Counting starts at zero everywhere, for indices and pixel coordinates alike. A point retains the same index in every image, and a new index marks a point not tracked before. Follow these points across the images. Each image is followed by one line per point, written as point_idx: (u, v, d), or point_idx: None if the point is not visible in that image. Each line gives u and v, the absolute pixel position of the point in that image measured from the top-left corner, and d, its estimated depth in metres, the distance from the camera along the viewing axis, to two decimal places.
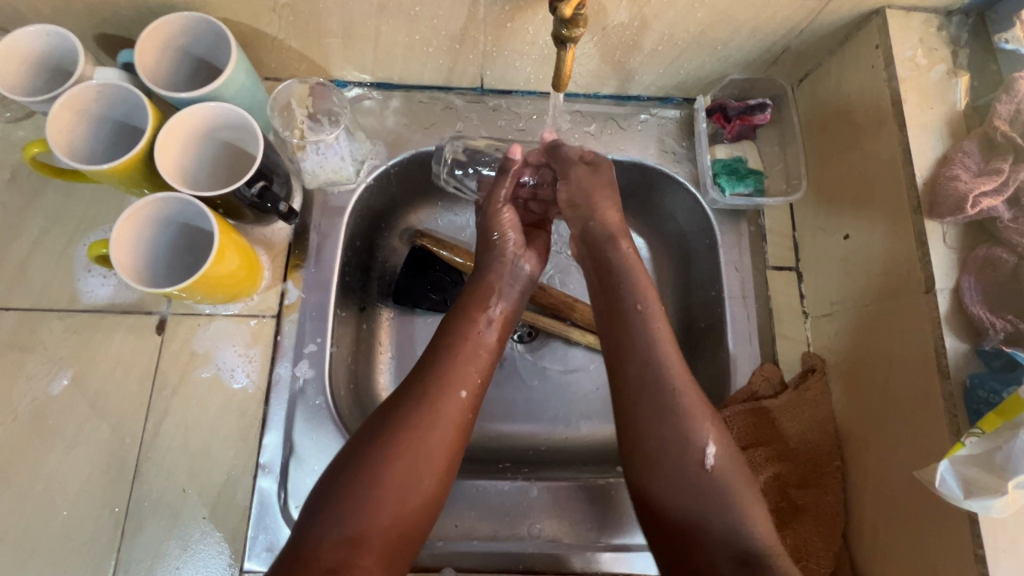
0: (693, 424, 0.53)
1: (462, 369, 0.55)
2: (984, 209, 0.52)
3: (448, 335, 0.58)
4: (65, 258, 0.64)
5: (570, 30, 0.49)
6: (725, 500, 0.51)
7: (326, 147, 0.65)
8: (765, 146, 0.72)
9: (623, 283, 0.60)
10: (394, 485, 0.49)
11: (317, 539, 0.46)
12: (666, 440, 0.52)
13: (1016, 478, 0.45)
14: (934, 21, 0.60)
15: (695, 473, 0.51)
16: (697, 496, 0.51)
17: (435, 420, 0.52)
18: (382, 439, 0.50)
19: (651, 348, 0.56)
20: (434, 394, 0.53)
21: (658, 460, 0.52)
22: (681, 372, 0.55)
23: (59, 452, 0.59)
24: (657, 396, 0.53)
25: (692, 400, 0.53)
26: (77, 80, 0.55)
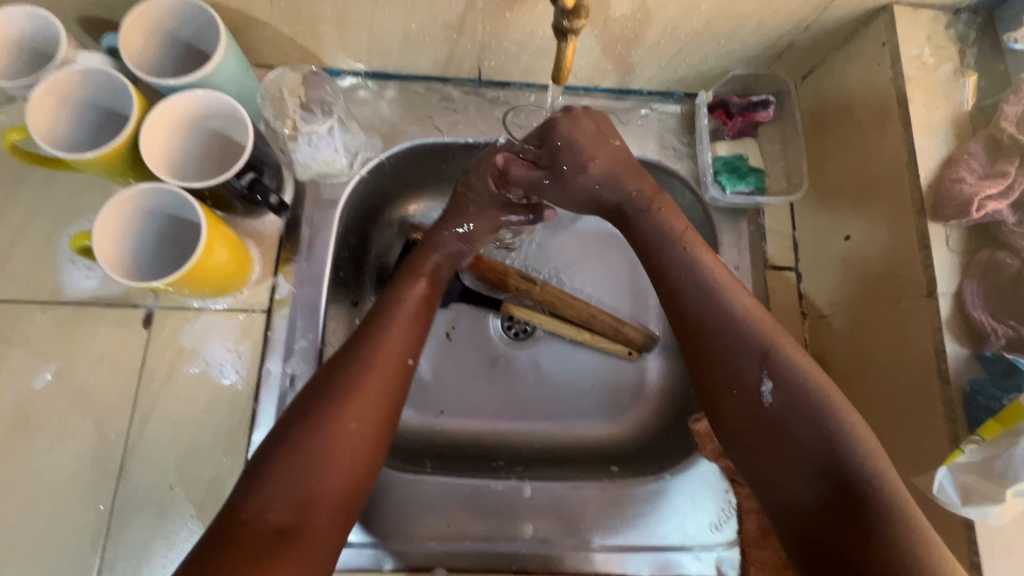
0: (766, 346, 0.47)
1: (399, 335, 0.55)
2: (989, 212, 0.51)
3: (388, 301, 0.57)
4: (48, 249, 0.63)
5: (571, 22, 0.48)
6: (809, 434, 0.44)
7: (318, 138, 0.63)
8: (767, 143, 0.70)
9: (659, 238, 0.54)
10: (344, 443, 0.47)
11: (263, 504, 0.43)
12: (728, 373, 0.48)
13: (1015, 486, 0.44)
14: (942, 19, 0.59)
15: (755, 407, 0.46)
16: (770, 428, 0.45)
17: (372, 375, 0.51)
18: (321, 399, 0.49)
19: (706, 286, 0.51)
20: (374, 358, 0.52)
21: (722, 390, 0.48)
22: (752, 306, 0.50)
23: (43, 448, 0.58)
24: (719, 330, 0.49)
25: (766, 325, 0.48)
26: (59, 64, 0.53)
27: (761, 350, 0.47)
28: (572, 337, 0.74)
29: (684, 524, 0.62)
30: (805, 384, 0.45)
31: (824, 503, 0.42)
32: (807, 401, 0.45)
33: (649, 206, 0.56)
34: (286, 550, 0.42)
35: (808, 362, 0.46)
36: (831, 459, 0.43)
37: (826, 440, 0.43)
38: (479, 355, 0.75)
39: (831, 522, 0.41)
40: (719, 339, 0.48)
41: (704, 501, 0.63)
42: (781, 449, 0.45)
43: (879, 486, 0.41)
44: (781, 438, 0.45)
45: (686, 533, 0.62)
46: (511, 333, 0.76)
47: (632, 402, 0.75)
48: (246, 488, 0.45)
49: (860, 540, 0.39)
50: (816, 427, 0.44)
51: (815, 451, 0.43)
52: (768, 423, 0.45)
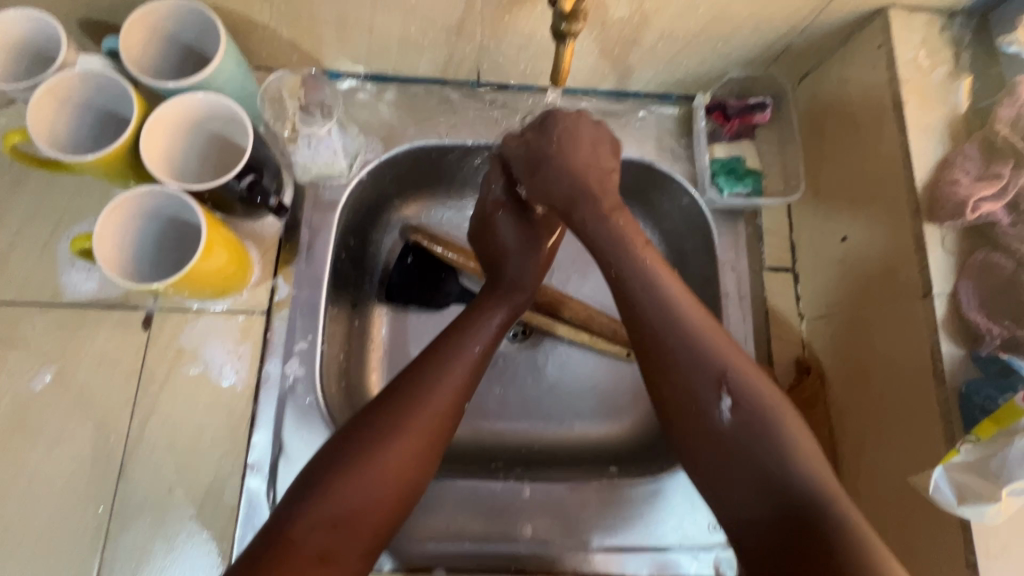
0: (718, 359, 0.48)
1: (464, 369, 0.54)
2: (984, 214, 0.51)
3: (456, 326, 0.57)
4: (48, 251, 0.63)
5: (569, 25, 0.48)
6: (763, 445, 0.45)
7: (317, 141, 0.64)
8: (764, 145, 0.71)
9: (608, 247, 0.54)
10: (389, 475, 0.48)
11: (304, 527, 0.44)
12: (685, 389, 0.48)
13: (1010, 486, 0.44)
14: (937, 22, 0.59)
15: (713, 427, 0.47)
16: (728, 450, 0.46)
17: (429, 412, 0.50)
18: (379, 430, 0.49)
19: (661, 299, 0.50)
20: (434, 391, 0.51)
21: (675, 411, 0.49)
22: (704, 321, 0.50)
23: (42, 450, 0.58)
24: (672, 346, 0.49)
25: (712, 339, 0.49)
26: (60, 66, 0.53)
27: (715, 366, 0.48)
28: (571, 339, 0.74)
29: (682, 524, 0.63)
30: (758, 398, 0.47)
31: (776, 514, 0.43)
32: (756, 413, 0.46)
33: (603, 213, 0.55)
34: (325, 572, 0.44)
35: (760, 376, 0.48)
36: (780, 471, 0.44)
37: (782, 455, 0.45)
38: None
39: (781, 536, 0.43)
40: (674, 354, 0.49)
41: (702, 501, 0.63)
42: (735, 461, 0.46)
43: (825, 497, 0.43)
44: (734, 452, 0.46)
45: (685, 533, 0.62)
46: (508, 335, 0.76)
47: (631, 403, 0.75)
48: (289, 506, 0.46)
49: (808, 553, 0.41)
50: (773, 439, 0.45)
51: (773, 468, 0.44)
52: (728, 435, 0.46)
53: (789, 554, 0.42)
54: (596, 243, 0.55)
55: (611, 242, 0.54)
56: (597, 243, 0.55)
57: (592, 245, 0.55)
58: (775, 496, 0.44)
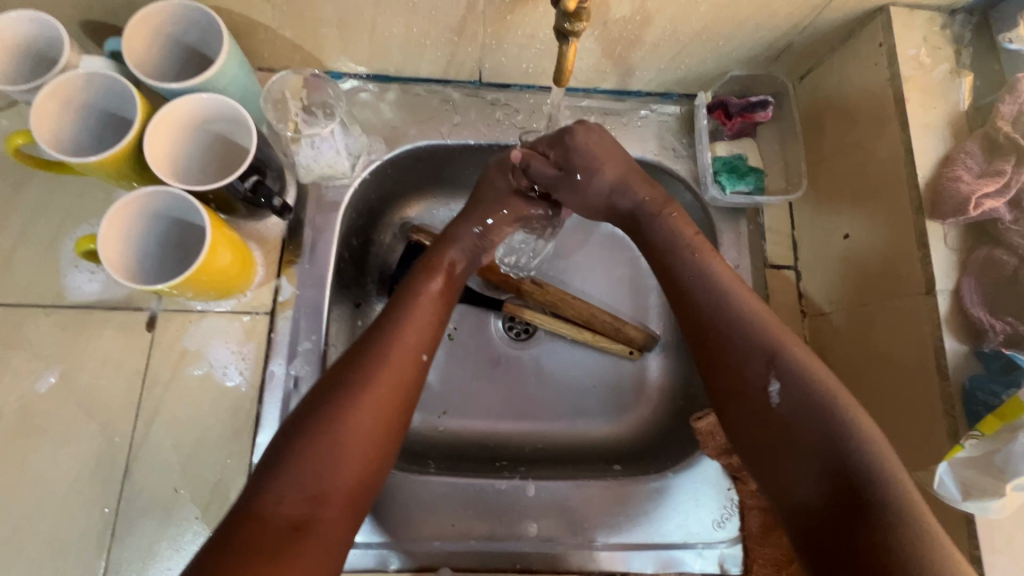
0: (776, 343, 0.48)
1: (417, 326, 0.55)
2: (986, 210, 0.51)
3: (405, 292, 0.57)
4: (51, 253, 0.63)
5: (573, 24, 0.48)
6: (818, 426, 0.44)
7: (320, 141, 0.64)
8: (765, 143, 0.71)
9: (665, 244, 0.56)
10: (357, 433, 0.48)
11: (277, 498, 0.43)
12: (738, 372, 0.49)
13: (1015, 481, 0.45)
14: (937, 20, 0.59)
15: (763, 409, 0.47)
16: (777, 432, 0.46)
17: (387, 375, 0.51)
18: (338, 393, 0.49)
19: (717, 292, 0.52)
20: (389, 349, 0.52)
21: (727, 396, 0.50)
22: (763, 311, 0.51)
23: (47, 452, 0.58)
24: (723, 335, 0.50)
25: (767, 325, 0.50)
26: (63, 68, 0.53)
27: (764, 347, 0.49)
28: (574, 337, 0.75)
29: (687, 521, 0.63)
30: (811, 378, 0.46)
31: (829, 495, 0.42)
32: (809, 394, 0.46)
33: (658, 209, 0.59)
34: (301, 542, 0.43)
35: (815, 357, 0.48)
36: (837, 452, 0.43)
37: (833, 436, 0.44)
38: (481, 356, 0.75)
39: (830, 520, 0.42)
40: (731, 341, 0.50)
41: (706, 498, 0.64)
42: (788, 442, 0.46)
43: (885, 477, 0.41)
44: (787, 434, 0.46)
45: (689, 530, 0.63)
46: (512, 334, 0.77)
47: (633, 401, 0.75)
48: (257, 483, 0.45)
49: (865, 536, 0.39)
50: (824, 421, 0.44)
51: (824, 450, 0.44)
52: (779, 416, 0.46)
53: (838, 535, 0.41)
54: (652, 241, 0.58)
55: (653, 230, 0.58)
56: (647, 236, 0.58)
57: (649, 242, 0.58)
58: (830, 476, 0.43)
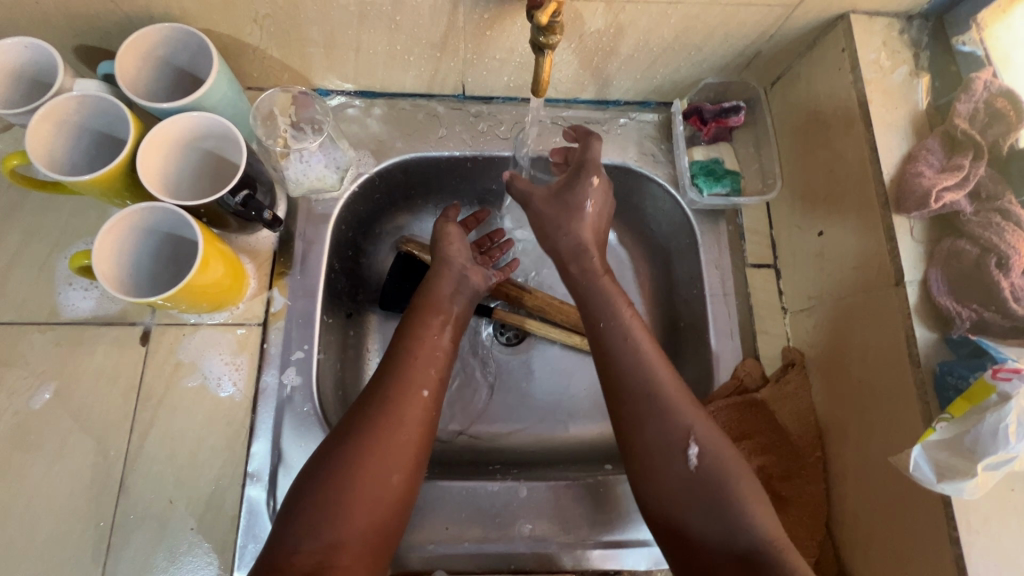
0: (680, 411, 0.54)
1: (419, 369, 0.57)
2: (947, 203, 0.54)
3: (407, 345, 0.59)
4: (46, 271, 0.64)
5: (547, 37, 0.51)
6: (723, 496, 0.50)
7: (309, 154, 0.66)
8: (741, 146, 0.75)
9: (595, 298, 0.61)
10: (374, 484, 0.51)
11: (294, 548, 0.48)
12: (659, 438, 0.53)
13: (984, 460, 0.46)
14: (896, 25, 0.62)
15: (685, 471, 0.52)
16: (694, 493, 0.51)
17: (393, 425, 0.53)
18: (352, 443, 0.52)
19: (639, 359, 0.56)
20: (397, 396, 0.55)
21: (648, 458, 0.53)
22: (667, 372, 0.56)
23: (42, 467, 0.59)
24: (645, 404, 0.54)
25: (674, 397, 0.54)
26: (57, 91, 0.55)
27: (674, 429, 0.53)
28: (563, 341, 0.76)
29: None
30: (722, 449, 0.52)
31: (735, 559, 0.48)
32: (720, 462, 0.52)
33: (594, 268, 0.63)
34: None
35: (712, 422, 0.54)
36: (739, 522, 0.49)
37: (736, 498, 0.50)
38: (473, 361, 0.77)
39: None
40: (649, 408, 0.54)
41: None
42: (689, 508, 0.51)
43: (777, 544, 0.48)
44: (707, 494, 0.51)
45: None
46: (503, 339, 0.78)
47: None
48: (277, 535, 0.49)
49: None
50: (729, 492, 0.50)
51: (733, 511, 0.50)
52: (691, 484, 0.51)
53: None
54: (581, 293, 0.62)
55: (556, 231, 0.64)
56: (549, 247, 0.65)
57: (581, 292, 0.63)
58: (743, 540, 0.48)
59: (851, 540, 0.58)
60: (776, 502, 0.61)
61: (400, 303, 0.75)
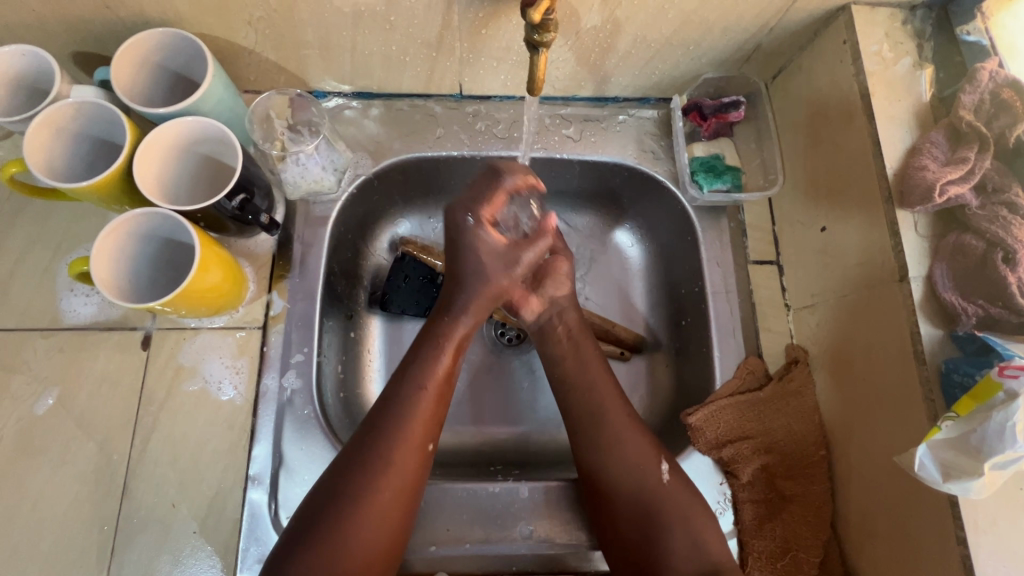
0: (635, 443, 0.58)
1: (422, 425, 0.55)
2: (952, 196, 0.53)
3: (409, 393, 0.55)
4: (47, 277, 0.64)
5: (542, 35, 0.50)
6: (679, 517, 0.55)
7: (306, 157, 0.66)
8: (742, 142, 0.74)
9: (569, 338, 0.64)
10: (365, 546, 0.50)
11: None
12: (621, 465, 0.57)
13: (992, 460, 0.46)
14: (898, 16, 0.61)
15: (648, 493, 0.57)
16: (655, 515, 0.56)
17: (388, 484, 0.52)
18: (344, 503, 0.50)
19: (595, 391, 0.61)
20: (395, 452, 0.53)
21: (611, 485, 0.57)
22: (615, 400, 0.61)
23: (45, 472, 0.59)
24: (606, 433, 0.59)
25: (626, 424, 0.59)
26: (54, 99, 0.55)
27: (637, 455, 0.58)
28: None
29: None
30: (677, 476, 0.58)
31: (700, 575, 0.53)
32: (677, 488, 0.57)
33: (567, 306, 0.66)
34: None
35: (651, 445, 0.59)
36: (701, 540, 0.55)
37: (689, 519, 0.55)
38: (474, 363, 0.76)
39: None
40: (607, 435, 0.59)
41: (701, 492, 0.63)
42: (662, 532, 0.55)
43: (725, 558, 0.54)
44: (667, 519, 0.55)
45: None
46: (504, 340, 0.77)
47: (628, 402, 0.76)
48: None
49: None
50: (684, 514, 0.56)
51: (691, 531, 0.55)
52: (648, 505, 0.56)
53: None
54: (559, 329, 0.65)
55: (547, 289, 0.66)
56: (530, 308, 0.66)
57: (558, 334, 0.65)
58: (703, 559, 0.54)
59: (858, 541, 0.57)
60: (779, 502, 0.61)
61: (400, 303, 0.75)
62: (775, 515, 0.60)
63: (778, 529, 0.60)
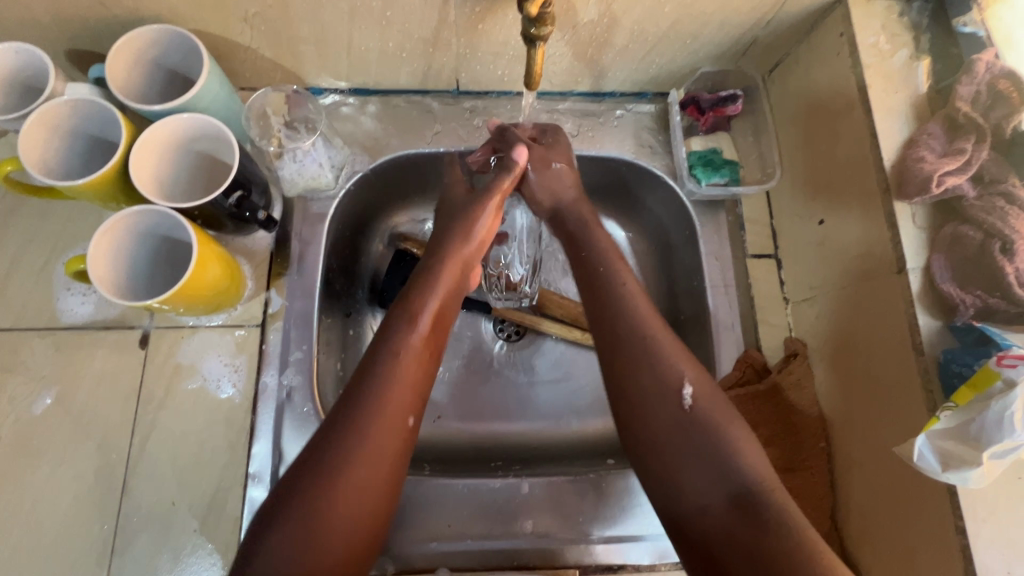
0: (666, 359, 0.51)
1: (402, 393, 0.50)
2: (949, 188, 0.53)
3: (384, 350, 0.52)
4: (44, 277, 0.64)
5: (538, 29, 0.50)
6: (710, 438, 0.47)
7: (303, 154, 0.65)
8: (739, 136, 0.74)
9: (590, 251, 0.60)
10: (349, 499, 0.45)
11: None
12: (652, 378, 0.50)
13: (991, 449, 0.46)
14: (895, 8, 0.61)
15: (675, 413, 0.49)
16: (680, 434, 0.48)
17: (367, 454, 0.46)
18: (319, 473, 0.45)
19: (625, 307, 0.54)
20: (372, 417, 0.48)
21: (636, 399, 0.50)
22: (647, 311, 0.54)
23: (44, 471, 0.59)
24: (632, 346, 0.52)
25: (671, 347, 0.52)
26: (48, 97, 0.55)
27: (664, 370, 0.50)
28: (564, 336, 0.76)
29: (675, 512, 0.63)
30: (714, 393, 0.50)
31: (727, 502, 0.45)
32: (715, 405, 0.49)
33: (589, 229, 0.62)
34: None
35: (682, 353, 0.52)
36: (733, 465, 0.46)
37: (719, 439, 0.47)
38: (474, 359, 0.76)
39: (736, 528, 0.43)
40: (630, 352, 0.52)
41: None
42: (689, 451, 0.47)
43: (767, 486, 0.45)
44: (695, 435, 0.48)
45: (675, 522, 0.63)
46: (504, 336, 0.78)
47: None
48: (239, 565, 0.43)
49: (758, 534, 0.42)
50: (717, 430, 0.47)
51: (719, 452, 0.46)
52: (679, 422, 0.48)
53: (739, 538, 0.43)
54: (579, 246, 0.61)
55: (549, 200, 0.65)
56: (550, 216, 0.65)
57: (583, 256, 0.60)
58: (730, 484, 0.45)
59: (859, 533, 0.57)
60: None
61: (399, 300, 0.75)
62: None
63: None
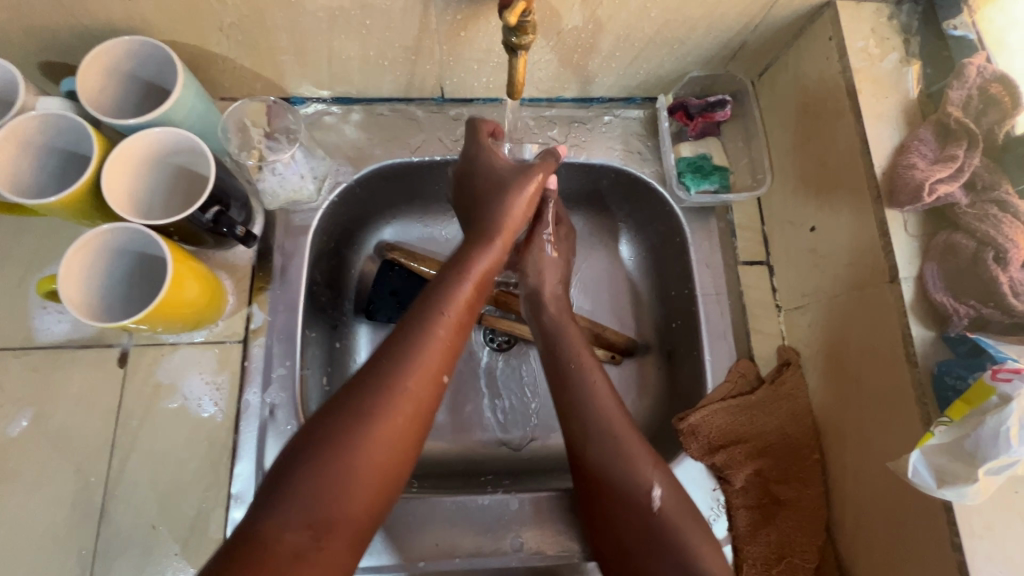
0: (636, 465, 0.54)
1: (441, 348, 0.51)
2: (942, 196, 0.52)
3: (428, 306, 0.53)
4: (19, 295, 0.63)
5: (519, 38, 0.49)
6: (672, 540, 0.52)
7: (283, 167, 0.64)
8: (730, 141, 0.73)
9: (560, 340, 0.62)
10: (378, 445, 0.46)
11: (277, 526, 0.42)
12: (620, 485, 0.54)
13: (987, 465, 0.44)
14: (885, 11, 0.60)
15: (643, 519, 0.53)
16: (647, 540, 0.52)
17: (404, 400, 0.48)
18: (349, 416, 0.46)
19: (599, 411, 0.57)
20: (409, 367, 0.49)
21: (609, 511, 0.54)
22: (618, 412, 0.57)
23: (21, 496, 0.57)
24: (603, 452, 0.55)
25: (641, 457, 0.55)
26: (19, 111, 0.53)
27: (632, 476, 0.54)
28: None
29: None
30: (679, 497, 0.54)
31: None
32: (679, 510, 0.53)
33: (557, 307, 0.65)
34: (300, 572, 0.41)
35: (648, 455, 0.55)
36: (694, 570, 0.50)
37: (682, 544, 0.51)
38: (463, 371, 0.75)
39: None
40: (600, 457, 0.55)
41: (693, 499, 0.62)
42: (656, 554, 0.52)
43: None
44: (660, 542, 0.52)
45: None
46: (494, 346, 0.76)
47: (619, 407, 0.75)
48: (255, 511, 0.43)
49: None
50: (681, 539, 0.52)
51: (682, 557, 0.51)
52: (644, 526, 0.53)
53: None
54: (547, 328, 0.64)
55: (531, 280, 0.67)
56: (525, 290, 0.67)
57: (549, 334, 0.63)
58: None
59: (852, 544, 0.57)
60: (774, 507, 0.60)
61: (386, 312, 0.74)
62: (768, 521, 0.60)
63: (772, 535, 0.59)
